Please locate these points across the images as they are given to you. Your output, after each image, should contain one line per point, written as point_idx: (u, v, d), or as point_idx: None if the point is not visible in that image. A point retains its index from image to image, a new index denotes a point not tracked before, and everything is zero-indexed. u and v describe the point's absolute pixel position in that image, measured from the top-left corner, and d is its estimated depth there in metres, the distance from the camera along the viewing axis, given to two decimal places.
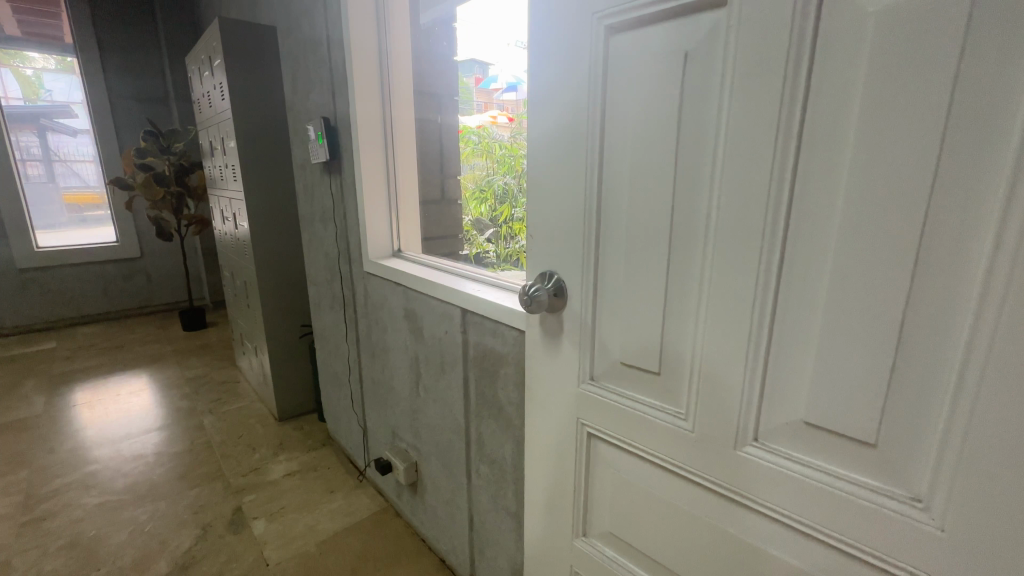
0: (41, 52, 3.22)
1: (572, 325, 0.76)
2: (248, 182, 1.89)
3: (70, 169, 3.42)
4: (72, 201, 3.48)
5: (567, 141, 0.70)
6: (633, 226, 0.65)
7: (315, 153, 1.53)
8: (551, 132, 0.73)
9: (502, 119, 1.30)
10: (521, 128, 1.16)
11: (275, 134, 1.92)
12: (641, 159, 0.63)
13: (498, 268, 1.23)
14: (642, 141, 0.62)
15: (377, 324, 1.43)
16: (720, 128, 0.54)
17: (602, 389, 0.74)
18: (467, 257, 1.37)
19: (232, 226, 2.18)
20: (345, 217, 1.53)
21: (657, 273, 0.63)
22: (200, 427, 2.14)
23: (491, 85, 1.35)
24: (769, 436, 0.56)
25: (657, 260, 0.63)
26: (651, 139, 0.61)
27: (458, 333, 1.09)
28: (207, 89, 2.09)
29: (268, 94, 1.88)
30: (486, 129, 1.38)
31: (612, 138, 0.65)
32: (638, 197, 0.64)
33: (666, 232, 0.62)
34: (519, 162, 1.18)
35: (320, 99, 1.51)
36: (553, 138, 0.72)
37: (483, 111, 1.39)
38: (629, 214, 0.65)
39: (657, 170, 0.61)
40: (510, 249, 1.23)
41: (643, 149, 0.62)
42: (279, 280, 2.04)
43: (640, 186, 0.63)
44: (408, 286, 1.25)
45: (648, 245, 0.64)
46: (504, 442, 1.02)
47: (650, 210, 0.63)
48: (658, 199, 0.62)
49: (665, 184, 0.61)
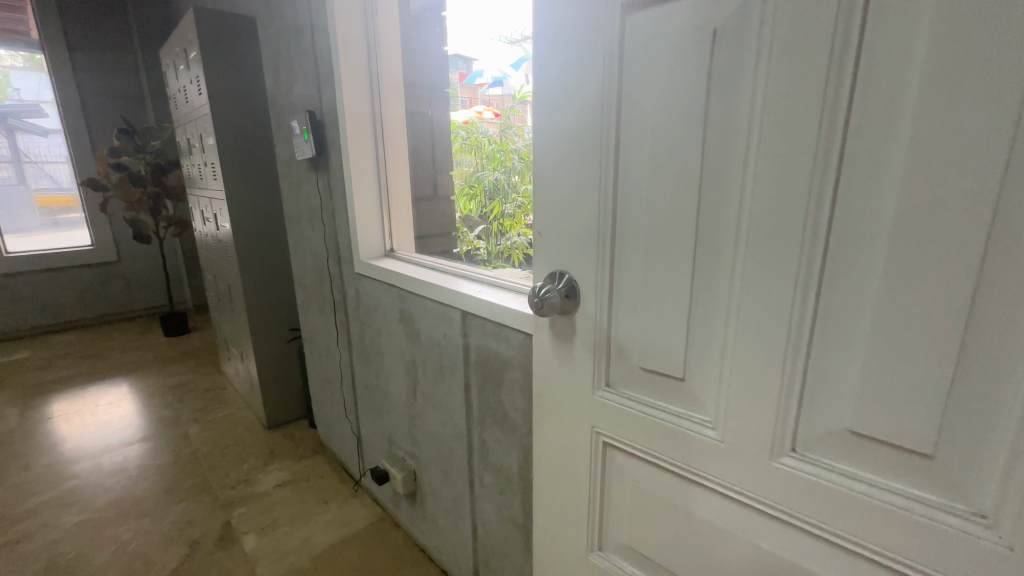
0: (8, 49, 3.07)
1: (585, 328, 0.71)
2: (229, 181, 1.80)
3: (42, 170, 3.28)
4: (44, 203, 3.33)
5: (579, 130, 0.65)
6: (655, 222, 0.60)
7: (300, 149, 1.46)
8: (561, 121, 0.67)
9: (488, 114, 1.29)
10: (510, 124, 1.18)
11: (256, 129, 1.83)
12: (663, 149, 0.58)
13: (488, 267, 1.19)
14: (664, 130, 0.57)
15: (371, 328, 1.37)
16: (755, 115, 0.50)
17: (619, 396, 0.69)
18: (459, 255, 1.31)
19: (214, 228, 2.08)
20: (333, 216, 1.45)
21: (680, 272, 0.59)
22: (184, 437, 2.05)
23: (478, 80, 1.36)
24: (808, 446, 0.52)
25: (680, 258, 0.59)
26: (675, 128, 0.56)
27: (458, 337, 1.03)
28: (183, 83, 1.99)
29: (248, 88, 1.79)
30: (475, 124, 1.32)
31: (629, 127, 0.60)
32: (660, 189, 0.59)
33: (691, 228, 0.57)
34: (509, 157, 1.17)
35: (305, 92, 1.43)
36: (564, 127, 0.67)
37: (468, 107, 1.38)
38: (648, 209, 0.60)
39: (681, 161, 0.56)
40: (501, 246, 1.21)
41: (666, 138, 0.57)
42: (264, 282, 1.96)
43: (661, 178, 0.59)
44: (402, 287, 1.19)
45: (670, 243, 0.59)
46: (510, 450, 0.97)
47: (673, 204, 0.58)
48: (682, 192, 0.57)
49: (691, 176, 0.56)
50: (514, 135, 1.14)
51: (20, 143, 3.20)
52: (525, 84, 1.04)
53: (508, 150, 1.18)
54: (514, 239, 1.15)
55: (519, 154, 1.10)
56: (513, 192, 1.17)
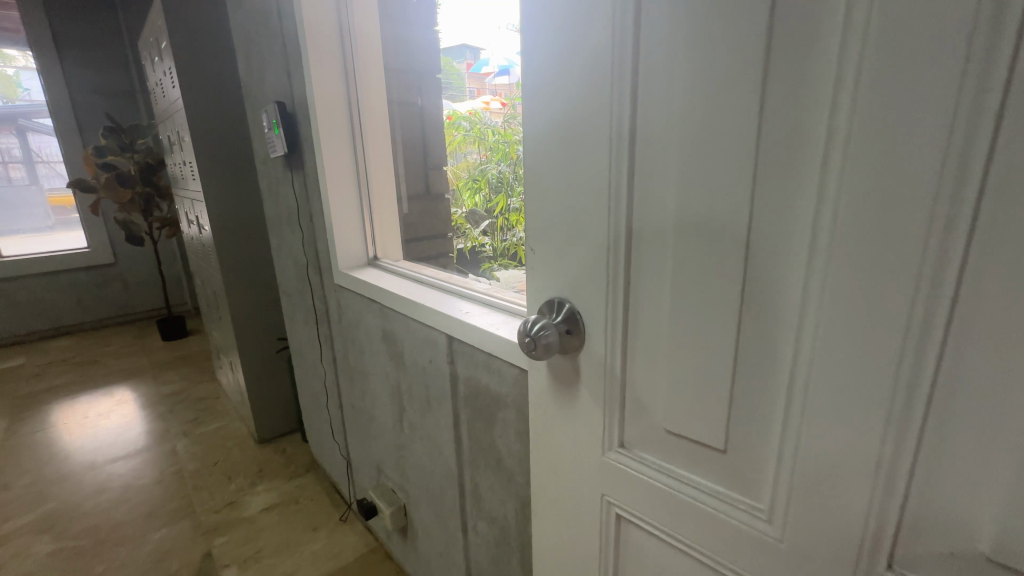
0: (20, 50, 3.02)
1: (592, 371, 0.55)
2: (207, 182, 1.67)
3: (54, 170, 3.25)
4: (58, 203, 3.32)
5: (580, 118, 0.49)
6: (686, 242, 0.44)
7: (272, 145, 1.31)
8: (558, 107, 0.51)
9: (495, 105, 1.09)
10: (513, 113, 0.98)
11: (235, 125, 1.69)
12: (697, 140, 0.41)
13: (494, 267, 1.06)
14: (699, 113, 0.41)
15: (354, 346, 1.22)
16: (843, 86, 0.33)
17: (638, 461, 0.53)
18: (463, 253, 1.18)
19: (197, 231, 1.95)
20: (311, 220, 1.31)
21: (721, 310, 0.43)
22: (172, 453, 1.95)
23: (483, 69, 1.13)
24: (914, 567, 0.36)
25: (722, 289, 0.42)
26: (716, 110, 0.40)
27: (444, 364, 0.88)
28: (158, 76, 1.85)
29: (224, 80, 1.65)
30: (479, 114, 1.16)
31: (649, 109, 0.44)
32: (693, 196, 0.43)
33: (739, 249, 0.41)
34: (513, 149, 1.00)
35: (275, 81, 1.28)
36: (561, 115, 0.51)
37: (476, 97, 1.17)
38: (676, 222, 0.44)
39: (723, 157, 0.40)
40: (506, 242, 1.05)
41: (701, 125, 0.41)
42: (249, 290, 1.83)
43: (695, 181, 0.42)
44: (384, 303, 1.04)
45: (708, 268, 0.43)
46: (505, 500, 0.82)
47: (710, 217, 0.42)
48: (724, 200, 0.41)
49: (739, 178, 0.40)
50: (518, 124, 0.95)
51: (32, 144, 3.17)
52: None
53: (512, 141, 1.00)
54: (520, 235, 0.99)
55: None
56: (519, 185, 0.98)
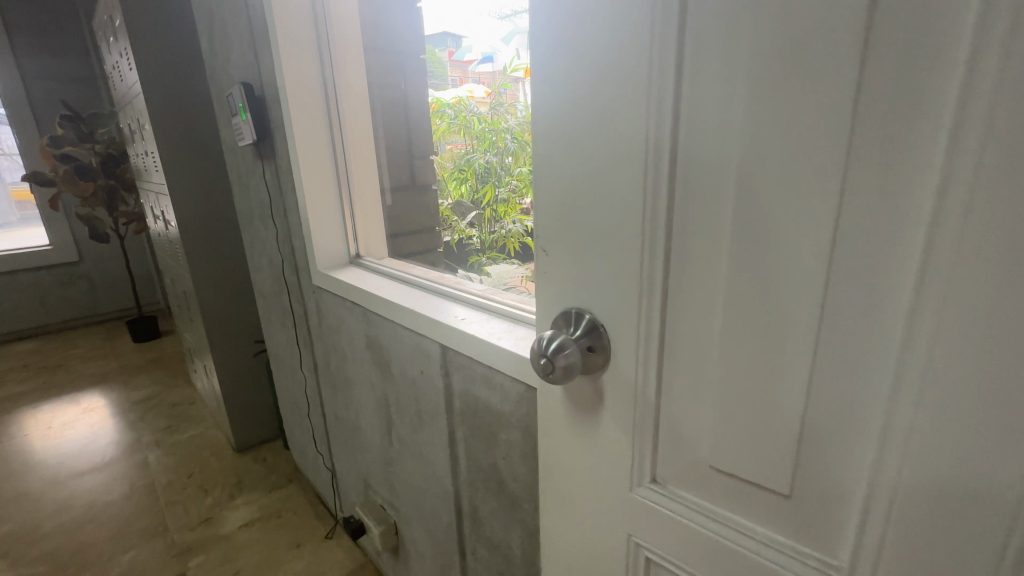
0: None
1: (618, 396, 0.46)
2: (171, 174, 1.53)
3: (14, 163, 3.05)
4: (20, 197, 3.14)
5: (608, 92, 0.40)
6: (747, 243, 0.35)
7: (240, 133, 1.19)
8: (577, 79, 0.42)
9: (478, 91, 1.07)
10: (501, 99, 0.99)
11: (201, 112, 1.55)
12: (766, 115, 0.32)
13: (482, 259, 1.05)
14: (769, 81, 0.32)
15: (336, 352, 1.12)
16: (990, 36, 0.24)
17: (675, 500, 0.45)
18: (449, 246, 1.15)
19: (164, 227, 1.81)
20: (285, 215, 1.19)
21: (791, 329, 0.34)
22: (142, 465, 1.82)
23: (465, 57, 1.09)
24: None
25: (793, 305, 0.34)
26: (795, 76, 0.31)
27: (438, 377, 0.79)
28: (114, 57, 1.70)
29: (187, 62, 1.51)
30: (463, 102, 1.13)
31: (699, 80, 0.35)
32: (758, 187, 0.34)
33: (820, 255, 0.32)
34: (501, 138, 0.99)
35: (242, 61, 1.16)
36: (582, 89, 0.42)
37: (458, 86, 1.14)
38: (733, 220, 0.36)
39: (802, 136, 0.31)
40: (496, 235, 1.04)
41: (773, 96, 0.32)
42: (222, 290, 1.70)
43: (760, 169, 0.33)
44: (368, 307, 0.94)
45: (776, 277, 0.34)
46: (509, 527, 0.73)
47: (781, 214, 0.33)
48: (802, 192, 0.32)
49: (824, 163, 0.31)
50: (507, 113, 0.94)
51: None
52: (516, 55, 0.86)
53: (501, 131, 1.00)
54: (510, 226, 0.99)
55: (513, 133, 0.93)
56: (508, 176, 0.98)
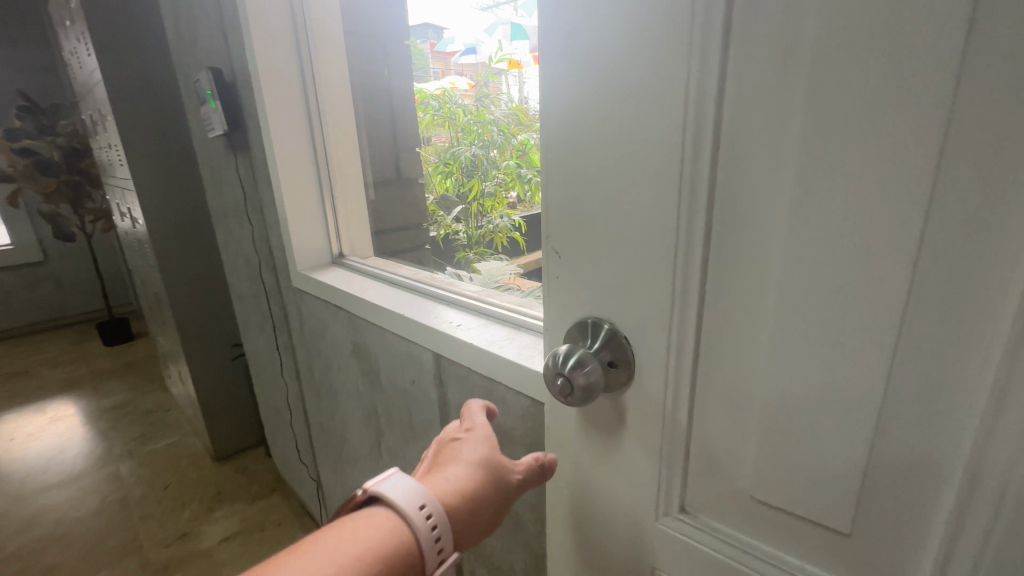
0: None
1: (644, 417, 0.41)
2: (137, 168, 1.43)
3: None
4: None
5: (636, 68, 0.34)
6: (808, 245, 0.30)
7: (210, 122, 1.10)
8: (599, 53, 0.36)
9: (462, 85, 1.20)
10: (487, 91, 1.15)
11: (168, 101, 1.45)
12: (835, 94, 0.27)
13: (469, 254, 1.14)
14: (841, 56, 0.26)
15: (319, 359, 1.05)
16: None
17: (709, 533, 0.40)
18: (436, 241, 1.19)
19: (131, 225, 1.71)
20: (261, 212, 1.11)
21: (857, 348, 0.30)
22: (114, 478, 1.72)
23: (448, 48, 1.21)
24: None
25: (862, 320, 0.29)
26: (877, 51, 0.25)
27: (431, 387, 0.73)
28: (72, 42, 1.57)
29: (151, 47, 1.40)
30: (446, 93, 1.21)
31: (752, 54, 0.30)
32: (824, 182, 0.29)
33: (900, 261, 0.27)
34: (487, 129, 1.14)
35: (210, 44, 1.07)
36: (605, 64, 0.36)
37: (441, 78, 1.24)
38: (789, 220, 0.31)
39: (884, 122, 0.26)
40: (482, 230, 1.15)
41: (846, 73, 0.27)
42: (195, 292, 1.61)
43: (827, 159, 0.28)
44: (353, 311, 0.87)
45: (842, 288, 0.29)
46: (512, 549, 0.68)
47: (851, 214, 0.28)
48: (878, 188, 0.27)
49: (912, 152, 0.25)
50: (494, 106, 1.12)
51: None
52: (503, 44, 1.07)
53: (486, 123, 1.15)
54: (497, 221, 1.13)
55: (498, 126, 1.11)
56: (495, 170, 1.13)
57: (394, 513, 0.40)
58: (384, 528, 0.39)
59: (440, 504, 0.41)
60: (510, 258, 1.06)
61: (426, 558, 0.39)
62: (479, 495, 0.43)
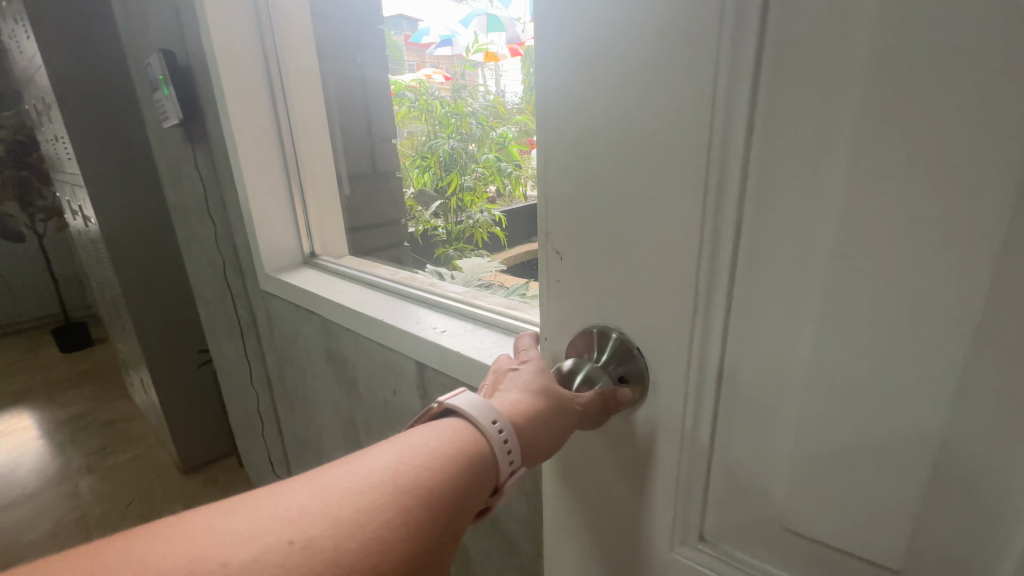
0: None
1: (662, 434, 0.37)
2: (86, 162, 1.32)
3: None
4: None
5: (660, 41, 0.30)
6: (860, 249, 0.26)
7: (164, 111, 1.01)
8: (615, 25, 0.32)
9: (438, 76, 1.17)
10: (463, 83, 1.14)
11: (120, 89, 1.34)
12: (900, 71, 0.23)
13: (449, 250, 1.11)
14: (912, 26, 0.22)
15: (292, 367, 0.98)
16: None
17: (730, 562, 0.37)
18: (414, 237, 1.16)
19: (84, 223, 1.58)
20: (225, 210, 1.03)
21: (918, 368, 0.26)
22: (71, 495, 1.60)
23: (422, 40, 1.18)
24: None
25: (924, 336, 0.25)
26: (958, 13, 0.21)
27: (414, 398, 0.67)
28: (9, 24, 1.44)
29: (99, 30, 1.29)
30: (422, 84, 1.18)
31: (797, 26, 0.26)
32: (879, 176, 0.25)
33: (973, 268, 0.23)
34: (466, 121, 1.13)
35: (163, 26, 0.97)
36: (622, 36, 0.31)
37: (416, 70, 1.20)
38: (838, 220, 0.26)
39: (960, 104, 0.22)
40: (462, 226, 1.14)
41: (915, 48, 0.22)
42: (156, 295, 1.51)
43: (887, 150, 0.24)
44: (327, 316, 0.80)
45: (900, 299, 0.25)
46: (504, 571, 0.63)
47: (914, 214, 0.24)
48: (949, 183, 0.23)
49: (996, 140, 0.22)
50: (471, 95, 1.13)
51: None
52: (479, 35, 1.08)
53: (462, 113, 1.14)
54: (476, 216, 1.13)
55: (478, 117, 1.11)
56: (474, 162, 1.14)
57: (465, 421, 0.35)
58: (458, 435, 0.34)
59: (510, 419, 0.36)
60: (491, 254, 1.06)
61: (498, 470, 0.34)
62: (551, 413, 0.37)
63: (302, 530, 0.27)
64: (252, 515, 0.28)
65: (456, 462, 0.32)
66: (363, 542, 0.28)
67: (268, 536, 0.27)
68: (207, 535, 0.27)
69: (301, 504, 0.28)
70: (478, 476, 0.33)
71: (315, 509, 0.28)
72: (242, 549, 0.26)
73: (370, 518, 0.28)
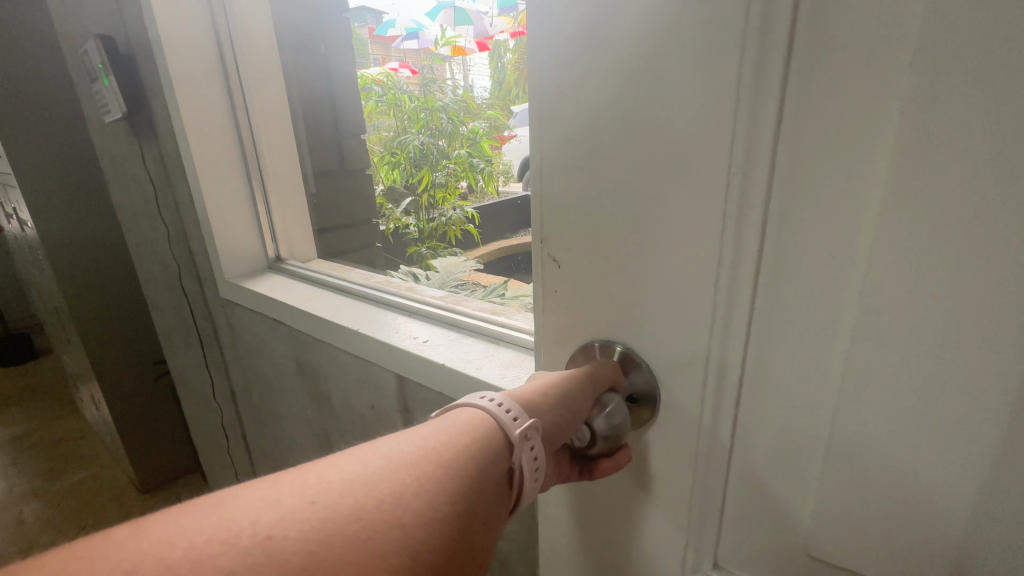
0: None
1: (674, 457, 0.35)
2: (17, 161, 1.20)
3: None
4: None
5: (673, 18, 0.26)
6: (904, 260, 0.24)
7: (105, 104, 0.92)
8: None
9: (404, 71, 1.13)
10: (432, 77, 1.09)
11: (54, 82, 1.22)
12: (954, 59, 0.20)
13: (421, 249, 1.08)
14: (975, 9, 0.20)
15: (258, 380, 0.91)
16: None
17: None
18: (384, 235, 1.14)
19: (19, 228, 1.45)
20: (177, 211, 0.95)
21: (965, 391, 0.23)
22: (14, 525, 1.47)
23: (388, 33, 1.15)
24: None
25: (977, 358, 0.23)
26: None
27: (394, 411, 0.63)
28: None
29: (26, 16, 1.17)
30: (390, 78, 1.13)
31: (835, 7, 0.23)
32: (928, 181, 0.22)
33: None
34: (437, 116, 1.08)
35: (101, 9, 0.88)
36: (629, 13, 0.28)
37: (381, 64, 1.16)
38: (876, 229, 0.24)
39: None
40: (434, 224, 1.11)
41: (976, 34, 0.20)
42: (105, 304, 1.39)
43: (940, 149, 0.22)
44: (295, 325, 0.74)
45: (946, 317, 0.23)
46: None
47: (969, 224, 0.22)
48: (1012, 189, 0.20)
49: None
50: (443, 89, 1.07)
51: None
52: (446, 29, 1.04)
53: (433, 109, 1.08)
54: (449, 213, 1.10)
55: (449, 113, 1.07)
56: (445, 159, 1.10)
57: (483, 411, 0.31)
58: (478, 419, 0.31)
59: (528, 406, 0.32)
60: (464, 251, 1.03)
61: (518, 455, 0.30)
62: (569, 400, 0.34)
63: (334, 491, 0.25)
64: (285, 488, 0.25)
65: (479, 440, 0.29)
66: (400, 496, 0.25)
67: (296, 500, 0.24)
68: (244, 506, 0.24)
69: (336, 478, 0.26)
70: (498, 456, 0.29)
71: (341, 476, 0.26)
72: (269, 511, 0.23)
73: (396, 482, 0.26)
